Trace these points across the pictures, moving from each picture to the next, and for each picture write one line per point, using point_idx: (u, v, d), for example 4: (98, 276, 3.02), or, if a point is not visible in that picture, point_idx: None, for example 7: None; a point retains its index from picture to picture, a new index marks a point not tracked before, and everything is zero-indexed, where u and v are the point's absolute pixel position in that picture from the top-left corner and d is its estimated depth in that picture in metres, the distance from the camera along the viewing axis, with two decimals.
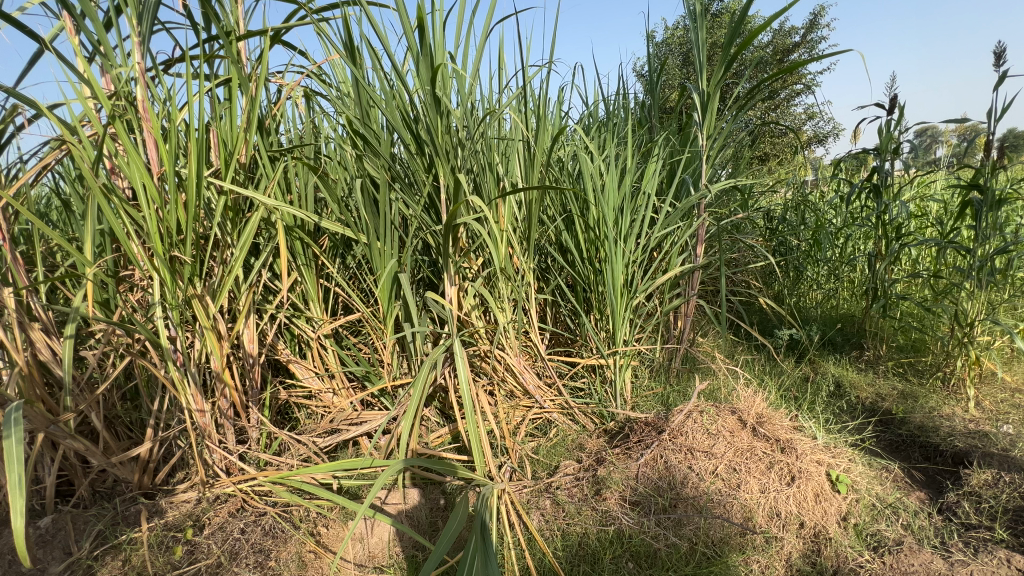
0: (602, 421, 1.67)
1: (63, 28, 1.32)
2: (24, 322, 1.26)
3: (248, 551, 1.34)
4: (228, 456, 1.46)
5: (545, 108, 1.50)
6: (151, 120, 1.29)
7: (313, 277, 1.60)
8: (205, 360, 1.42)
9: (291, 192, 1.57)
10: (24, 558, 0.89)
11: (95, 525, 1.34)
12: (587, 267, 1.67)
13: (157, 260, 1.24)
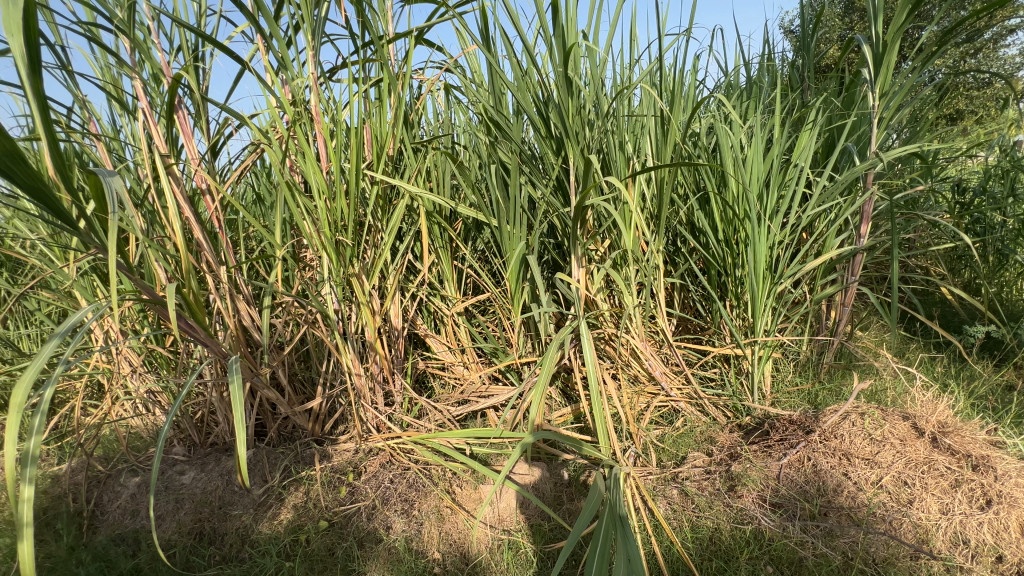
0: (735, 415, 1.55)
1: (258, 49, 1.59)
2: (234, 293, 1.57)
3: (396, 499, 1.54)
4: (379, 415, 1.67)
5: (681, 79, 1.41)
6: (321, 122, 1.49)
7: (448, 259, 1.73)
8: (362, 330, 1.63)
9: (431, 180, 1.71)
10: (249, 477, 1.14)
11: (283, 461, 1.63)
12: (724, 249, 1.54)
13: (327, 243, 1.45)
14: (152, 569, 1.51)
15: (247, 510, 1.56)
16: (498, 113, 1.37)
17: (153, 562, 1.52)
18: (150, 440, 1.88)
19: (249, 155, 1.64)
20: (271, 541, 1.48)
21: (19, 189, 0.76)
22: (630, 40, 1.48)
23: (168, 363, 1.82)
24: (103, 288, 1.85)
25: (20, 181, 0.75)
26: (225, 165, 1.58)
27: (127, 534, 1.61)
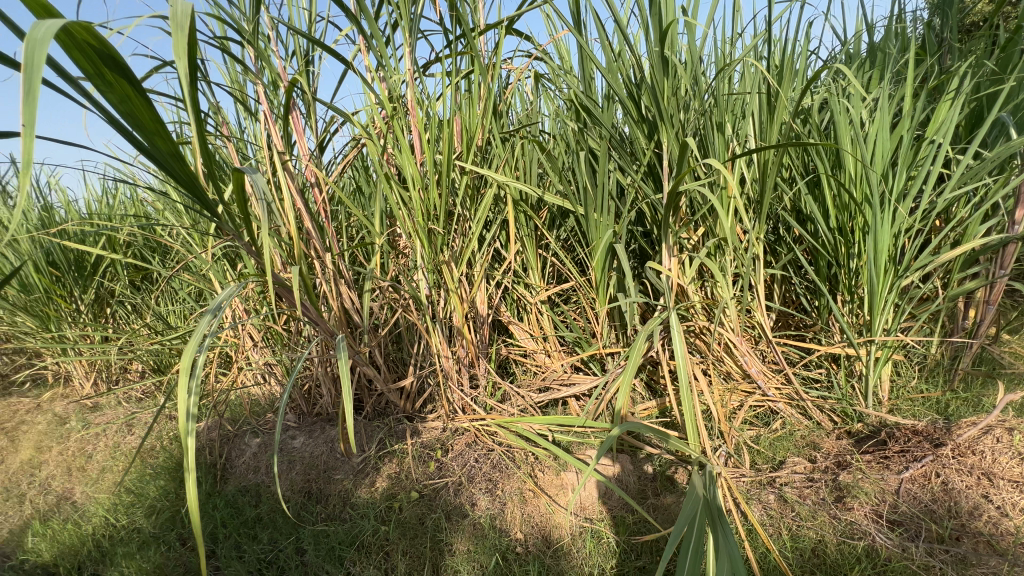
0: (844, 421, 1.41)
1: (361, 50, 1.70)
2: (338, 278, 1.71)
3: (481, 478, 1.60)
4: (465, 397, 1.74)
5: (793, 51, 1.28)
6: (416, 116, 1.57)
7: (533, 248, 1.75)
8: (450, 315, 1.70)
9: (517, 169, 1.72)
10: (353, 440, 1.27)
11: (379, 434, 1.76)
12: (837, 238, 1.39)
13: (420, 231, 1.53)
14: (271, 520, 1.72)
15: (347, 475, 1.71)
16: (588, 99, 1.35)
17: (271, 514, 1.73)
18: (267, 407, 2.13)
19: (351, 149, 1.76)
20: (369, 506, 1.62)
21: (177, 185, 0.87)
22: (732, 12, 1.37)
23: (282, 339, 2.03)
24: (231, 271, 2.10)
25: (178, 178, 0.86)
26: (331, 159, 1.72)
27: (251, 487, 1.84)
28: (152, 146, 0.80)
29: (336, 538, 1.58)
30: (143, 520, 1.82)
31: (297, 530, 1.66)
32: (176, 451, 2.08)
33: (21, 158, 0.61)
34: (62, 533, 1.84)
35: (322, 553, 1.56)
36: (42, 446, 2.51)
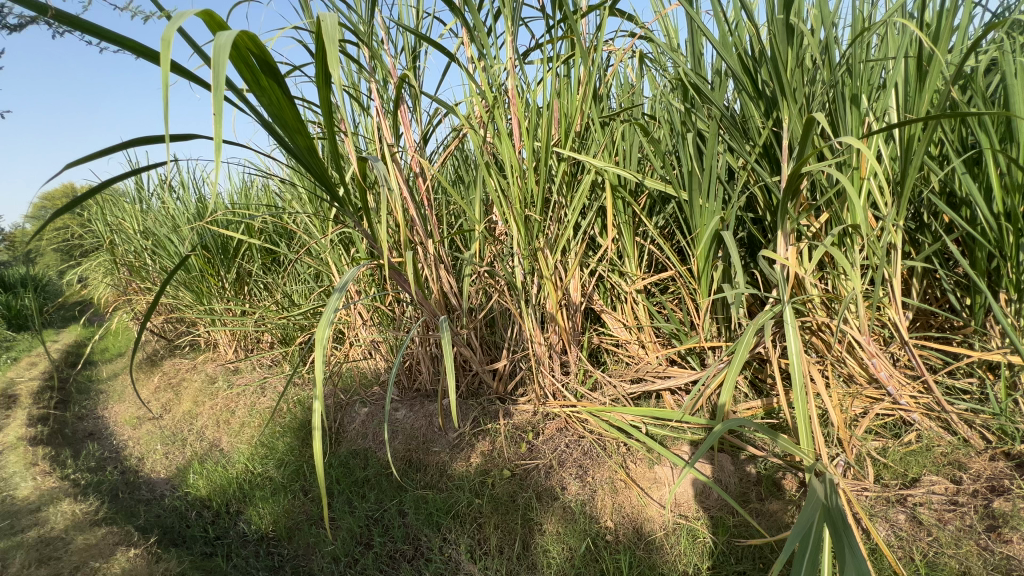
0: (1000, 441, 1.22)
1: (464, 42, 1.75)
2: (440, 263, 1.81)
3: (571, 463, 1.63)
4: (556, 383, 1.76)
5: (955, 5, 1.09)
6: (516, 104, 1.59)
7: (631, 235, 1.69)
8: (544, 302, 1.73)
9: (617, 154, 1.68)
10: (455, 410, 1.33)
11: (473, 413, 1.85)
12: (1004, 225, 1.18)
13: (519, 219, 1.56)
14: (377, 482, 1.89)
15: (444, 449, 1.82)
16: (698, 76, 1.27)
17: (377, 476, 1.90)
18: (374, 379, 2.33)
19: (452, 140, 1.84)
20: (464, 478, 1.72)
21: (310, 175, 0.97)
22: None
23: (388, 319, 2.20)
24: (345, 255, 2.32)
25: (311, 169, 0.96)
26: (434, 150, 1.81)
27: (360, 450, 2.04)
28: (293, 142, 0.90)
29: (433, 504, 1.70)
30: (274, 470, 2.10)
31: (399, 493, 1.81)
32: (300, 413, 2.37)
33: (215, 156, 0.69)
34: (214, 474, 2.19)
35: (422, 517, 1.69)
36: (198, 401, 3.00)
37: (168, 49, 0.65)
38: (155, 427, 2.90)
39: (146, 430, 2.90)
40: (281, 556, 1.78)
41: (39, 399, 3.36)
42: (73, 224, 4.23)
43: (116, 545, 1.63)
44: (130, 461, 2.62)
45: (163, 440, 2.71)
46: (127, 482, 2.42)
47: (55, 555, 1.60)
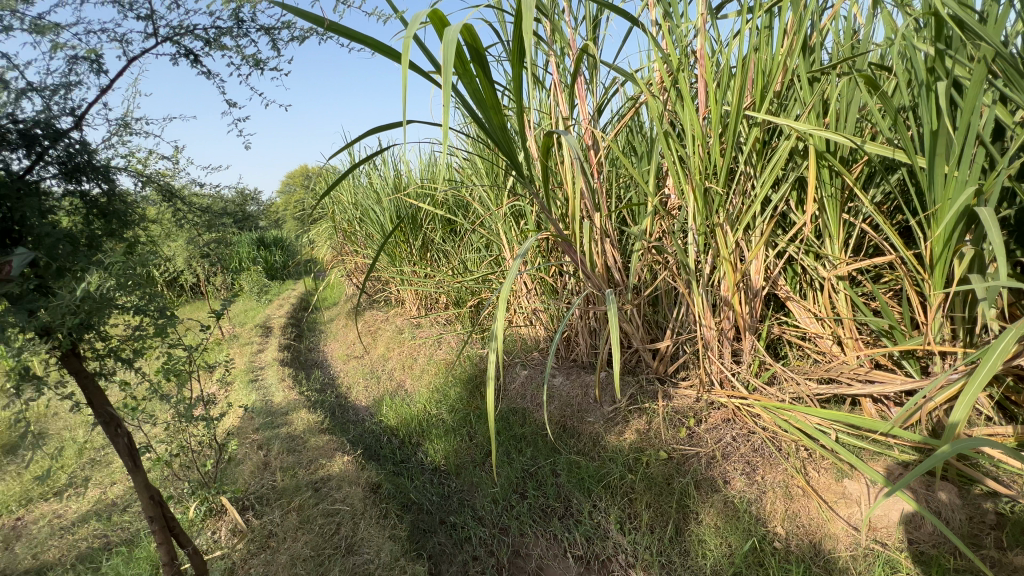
0: None
1: (648, 3, 1.66)
2: (607, 239, 1.81)
3: (738, 457, 1.54)
4: (724, 370, 1.64)
5: None
6: (705, 66, 1.46)
7: (836, 212, 1.45)
8: (718, 283, 1.60)
9: (827, 116, 1.44)
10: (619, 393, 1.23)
11: (630, 390, 1.85)
12: None
13: (697, 192, 1.46)
14: (533, 439, 2.02)
15: (598, 420, 1.88)
16: (964, 8, 0.99)
17: (534, 434, 2.03)
18: (534, 346, 2.47)
19: (628, 109, 1.78)
20: (618, 452, 1.73)
21: (497, 150, 1.03)
22: None
23: (550, 289, 2.30)
24: (515, 227, 2.46)
25: (499, 144, 1.02)
26: (609, 120, 1.78)
27: (519, 409, 2.20)
28: (485, 118, 0.97)
29: (585, 471, 1.75)
30: (447, 414, 2.40)
31: (554, 454, 1.90)
32: (469, 368, 2.64)
33: (441, 141, 0.76)
34: (400, 409, 2.60)
35: (574, 481, 1.75)
36: (391, 347, 3.57)
37: (405, 56, 0.72)
38: (359, 363, 3.56)
39: (353, 366, 3.56)
40: (450, 486, 2.02)
41: (285, 332, 4.38)
42: (309, 197, 5.32)
43: (334, 450, 2.07)
44: (342, 389, 3.26)
45: (365, 375, 3.30)
46: (340, 404, 3.03)
47: (296, 449, 2.10)
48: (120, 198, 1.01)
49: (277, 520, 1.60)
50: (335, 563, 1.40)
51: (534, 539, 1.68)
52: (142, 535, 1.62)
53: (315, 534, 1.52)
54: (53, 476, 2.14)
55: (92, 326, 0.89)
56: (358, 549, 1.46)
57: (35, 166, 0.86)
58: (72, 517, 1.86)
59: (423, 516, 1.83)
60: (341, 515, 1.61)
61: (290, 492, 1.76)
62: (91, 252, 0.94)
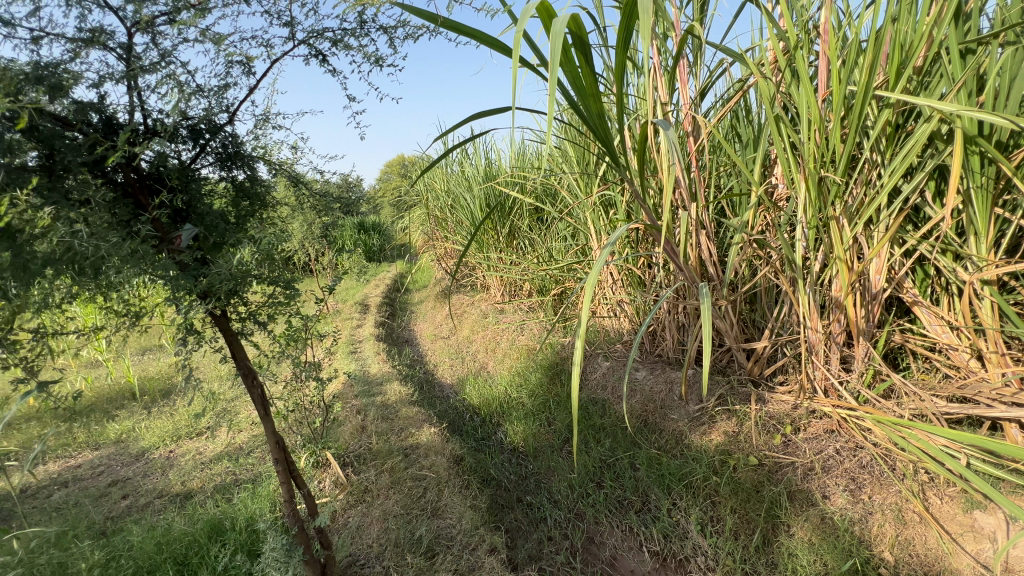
0: None
1: None
2: (704, 231, 1.73)
3: (840, 472, 1.43)
4: (830, 378, 1.51)
5: None
6: (829, 41, 1.32)
7: (987, 204, 1.24)
8: (829, 282, 1.47)
9: (982, 93, 1.24)
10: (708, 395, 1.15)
11: (719, 389, 1.77)
12: None
13: (810, 179, 1.33)
14: (612, 431, 2.01)
15: (682, 418, 1.82)
16: None
17: (613, 426, 2.02)
18: (617, 338, 2.44)
19: (735, 92, 1.67)
20: (702, 452, 1.67)
21: (594, 138, 1.03)
22: None
23: (637, 281, 2.25)
24: (603, 217, 2.43)
25: (595, 132, 1.02)
26: (712, 104, 1.68)
27: (599, 399, 2.20)
28: (584, 106, 0.97)
29: (666, 467, 1.71)
30: (527, 398, 2.46)
31: (633, 447, 1.88)
32: (550, 355, 2.68)
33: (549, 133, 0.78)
34: (483, 389, 2.71)
35: (653, 476, 1.72)
36: (475, 330, 3.72)
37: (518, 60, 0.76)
38: (446, 344, 3.75)
39: (440, 346, 3.77)
40: (527, 468, 2.08)
41: (380, 310, 4.73)
42: (406, 185, 5.65)
43: (422, 421, 2.22)
44: (429, 366, 3.47)
45: (450, 355, 3.48)
46: (427, 379, 3.23)
47: (389, 417, 2.28)
48: (261, 183, 1.15)
49: (373, 478, 1.77)
50: (421, 523, 1.51)
51: (609, 529, 1.68)
52: (263, 476, 1.88)
53: (404, 495, 1.65)
54: (197, 418, 2.54)
55: (238, 292, 1.05)
56: (442, 514, 1.57)
57: (199, 156, 1.01)
58: (209, 455, 2.19)
59: (501, 492, 1.90)
60: (427, 481, 1.73)
61: (384, 455, 1.93)
62: (238, 228, 1.10)
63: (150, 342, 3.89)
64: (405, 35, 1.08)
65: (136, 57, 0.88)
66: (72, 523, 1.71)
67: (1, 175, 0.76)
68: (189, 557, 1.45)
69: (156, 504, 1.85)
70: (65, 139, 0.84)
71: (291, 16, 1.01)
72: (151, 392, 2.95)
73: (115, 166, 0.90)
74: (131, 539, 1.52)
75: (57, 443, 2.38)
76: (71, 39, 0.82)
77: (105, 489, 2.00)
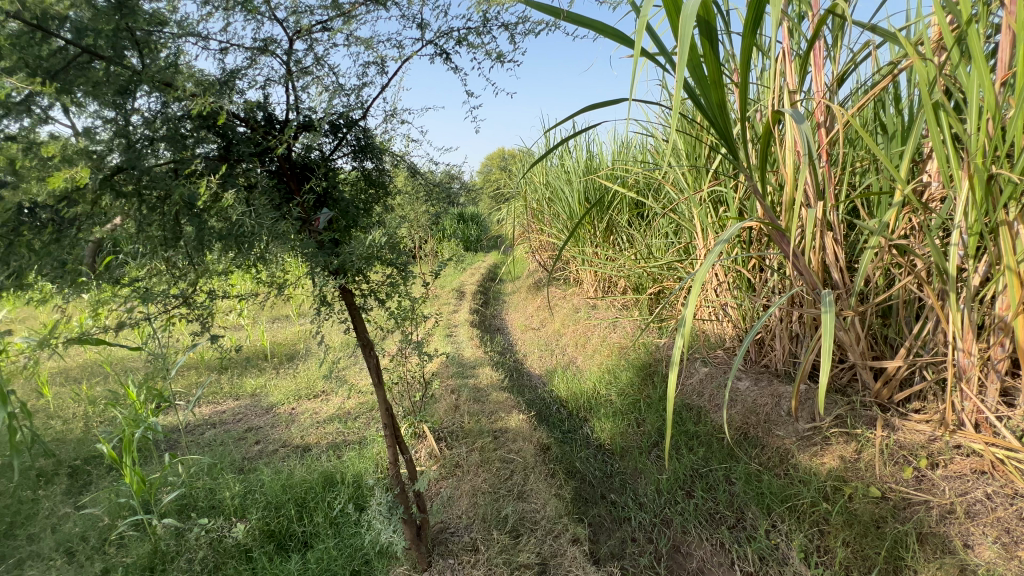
0: None
1: None
2: (831, 234, 1.56)
3: (990, 521, 1.24)
4: (983, 411, 1.30)
5: None
6: (1015, 13, 1.12)
7: None
8: (991, 299, 1.27)
9: None
10: (821, 414, 1.00)
11: (837, 410, 1.62)
12: None
13: (974, 178, 1.14)
14: (707, 440, 1.91)
15: (790, 435, 1.69)
16: None
17: (708, 435, 1.92)
18: (718, 343, 2.30)
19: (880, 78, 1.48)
20: (812, 475, 1.54)
21: (712, 131, 0.98)
22: None
23: (746, 284, 2.10)
24: (712, 214, 2.30)
25: (715, 126, 0.97)
26: (850, 93, 1.50)
27: (693, 405, 2.10)
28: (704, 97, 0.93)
29: (767, 485, 1.59)
30: (616, 396, 2.42)
31: (729, 460, 1.77)
32: (643, 355, 2.61)
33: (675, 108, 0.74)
34: (571, 382, 2.72)
35: (751, 493, 1.61)
36: (566, 323, 3.73)
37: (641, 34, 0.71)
38: (537, 335, 3.81)
39: (530, 336, 3.84)
40: (613, 466, 2.05)
41: (475, 298, 4.92)
42: (506, 177, 5.79)
43: (511, 407, 2.30)
44: (519, 355, 3.56)
45: (540, 347, 3.53)
46: (516, 367, 3.31)
47: (480, 399, 2.39)
48: (386, 173, 1.26)
49: (464, 454, 1.87)
50: (508, 503, 1.57)
51: (697, 540, 1.60)
52: (368, 440, 2.07)
53: (492, 474, 1.73)
54: (315, 382, 2.86)
55: (364, 271, 1.17)
56: (527, 497, 1.62)
57: (337, 148, 1.14)
58: (324, 415, 2.47)
59: (586, 486, 1.90)
60: (514, 464, 1.79)
61: (474, 434, 2.03)
62: (367, 214, 1.23)
63: (279, 312, 4.43)
64: (525, 30, 1.11)
65: (295, 61, 1.02)
66: (219, 457, 2.02)
67: (196, 163, 0.93)
68: (307, 501, 1.65)
69: (281, 452, 2.13)
70: (239, 133, 1.00)
71: (422, 18, 1.08)
72: (279, 355, 3.38)
73: (274, 156, 1.05)
74: (262, 478, 1.77)
75: (209, 390, 2.83)
76: (249, 48, 0.97)
77: (242, 433, 2.33)
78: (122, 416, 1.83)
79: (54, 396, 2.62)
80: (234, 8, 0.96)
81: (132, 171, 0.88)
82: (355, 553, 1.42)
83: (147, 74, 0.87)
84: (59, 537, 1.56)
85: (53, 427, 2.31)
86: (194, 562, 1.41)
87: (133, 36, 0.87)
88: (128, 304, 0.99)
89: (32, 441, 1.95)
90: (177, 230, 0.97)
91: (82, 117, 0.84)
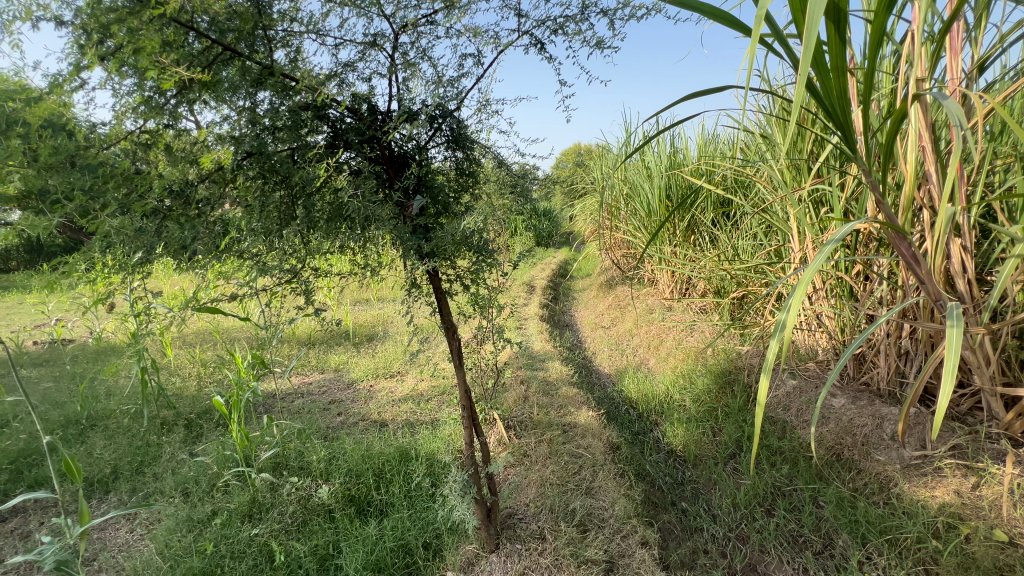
0: None
1: None
2: (961, 240, 1.38)
3: None
4: None
5: None
6: None
7: None
8: None
9: None
10: (939, 438, 0.88)
11: (955, 439, 1.44)
12: None
13: None
14: (793, 457, 1.77)
15: (893, 461, 1.54)
16: None
17: (794, 452, 1.78)
18: (810, 355, 2.13)
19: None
20: (920, 508, 1.39)
21: (828, 121, 0.90)
22: None
23: (846, 292, 1.91)
24: (813, 215, 2.12)
25: (833, 115, 0.89)
26: (996, 80, 1.30)
27: (778, 419, 1.95)
28: (821, 84, 0.85)
29: (863, 513, 1.46)
30: (690, 401, 2.31)
31: (818, 481, 1.64)
32: (722, 361, 2.46)
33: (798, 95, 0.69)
34: (642, 383, 2.63)
35: (843, 520, 1.48)
36: (639, 323, 3.63)
37: (760, 21, 0.66)
38: (607, 333, 3.75)
39: (600, 334, 3.78)
40: (684, 474, 1.97)
41: (545, 292, 4.92)
42: (582, 172, 5.72)
43: (581, 403, 2.28)
44: (587, 352, 3.52)
45: (610, 345, 3.46)
46: (585, 364, 3.28)
47: (549, 392, 2.40)
48: (477, 163, 1.29)
49: (532, 445, 1.89)
50: (576, 497, 1.57)
51: (777, 561, 1.49)
52: (441, 422, 2.15)
53: (560, 467, 1.73)
54: (392, 362, 3.02)
55: (451, 257, 1.21)
56: (595, 494, 1.60)
57: (433, 138, 1.18)
58: (400, 394, 2.60)
59: (655, 490, 1.84)
60: (583, 460, 1.78)
61: (543, 426, 2.04)
62: (457, 203, 1.27)
63: (361, 295, 4.72)
64: (625, 16, 1.08)
65: (400, 54, 1.07)
66: (307, 423, 2.20)
67: (312, 150, 1.01)
68: (384, 472, 1.75)
69: (360, 425, 2.27)
70: (347, 123, 1.07)
71: (522, 8, 1.08)
72: (360, 335, 3.61)
73: (377, 144, 1.11)
74: (344, 446, 1.90)
75: (300, 362, 3.09)
76: (361, 43, 1.04)
77: (327, 404, 2.52)
78: (230, 378, 2.05)
79: (175, 356, 2.99)
80: (350, 6, 1.03)
81: (259, 156, 0.97)
82: (427, 527, 1.50)
83: (276, 69, 0.96)
84: (178, 478, 1.79)
85: (174, 383, 2.64)
86: (286, 515, 1.55)
87: (265, 35, 0.97)
88: (246, 275, 1.09)
89: (158, 393, 2.24)
90: (291, 212, 1.06)
91: (221, 108, 0.95)
